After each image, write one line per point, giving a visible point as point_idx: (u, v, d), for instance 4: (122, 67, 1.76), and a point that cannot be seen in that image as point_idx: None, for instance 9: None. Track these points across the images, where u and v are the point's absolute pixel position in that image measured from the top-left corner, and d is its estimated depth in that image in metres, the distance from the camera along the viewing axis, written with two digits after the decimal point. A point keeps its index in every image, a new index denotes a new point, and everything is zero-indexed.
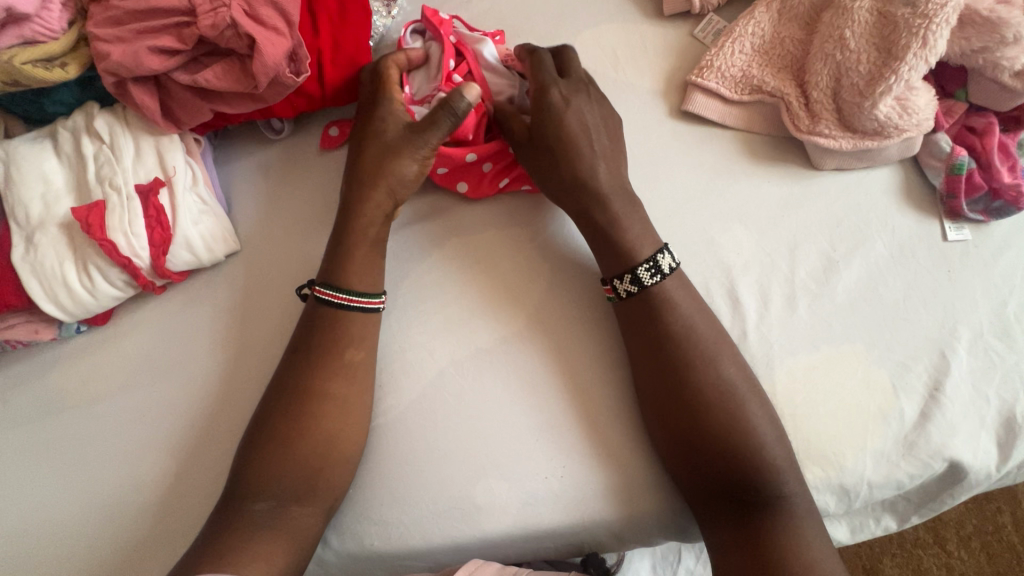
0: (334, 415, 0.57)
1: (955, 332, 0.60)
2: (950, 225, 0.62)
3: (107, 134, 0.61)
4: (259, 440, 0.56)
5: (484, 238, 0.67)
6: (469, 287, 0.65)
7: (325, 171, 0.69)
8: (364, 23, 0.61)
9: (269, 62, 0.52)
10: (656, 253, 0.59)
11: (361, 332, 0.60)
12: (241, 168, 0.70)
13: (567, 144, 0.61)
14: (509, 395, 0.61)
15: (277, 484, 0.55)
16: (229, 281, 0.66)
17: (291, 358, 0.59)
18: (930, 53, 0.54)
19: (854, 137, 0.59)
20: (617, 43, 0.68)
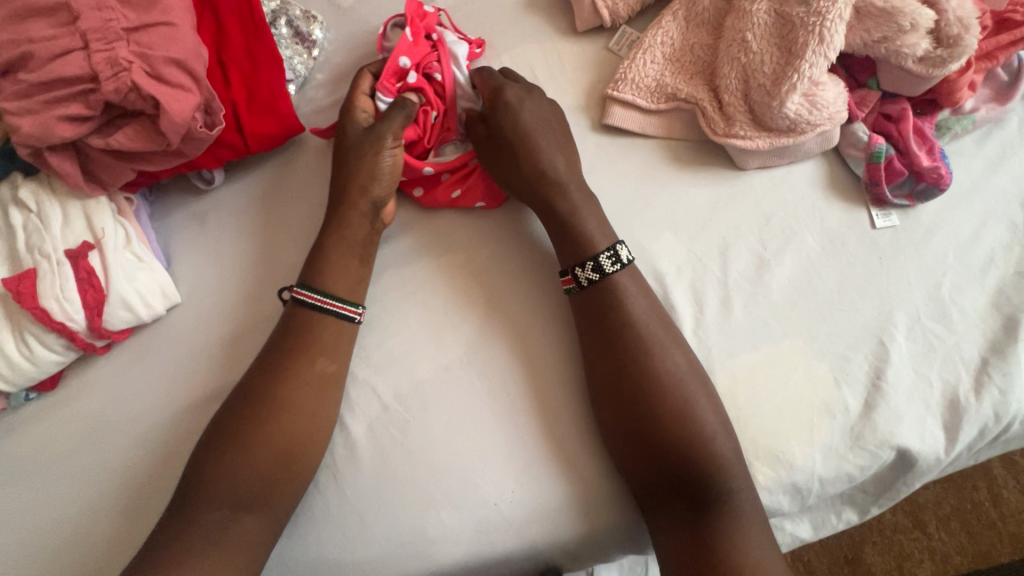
0: (289, 435, 0.57)
1: (892, 318, 0.60)
2: (877, 212, 0.62)
3: (34, 203, 0.62)
4: (203, 467, 0.55)
5: (456, 259, 0.67)
6: (442, 312, 0.65)
7: (269, 211, 0.70)
8: (277, 70, 0.61)
9: (178, 119, 0.53)
10: (616, 244, 0.60)
11: (335, 341, 0.61)
12: (179, 221, 0.71)
13: (526, 139, 0.62)
14: (470, 410, 0.61)
15: (231, 493, 0.54)
16: (177, 330, 0.67)
17: (263, 363, 0.60)
18: (829, 49, 0.57)
19: (770, 134, 0.61)
20: (534, 63, 0.69)
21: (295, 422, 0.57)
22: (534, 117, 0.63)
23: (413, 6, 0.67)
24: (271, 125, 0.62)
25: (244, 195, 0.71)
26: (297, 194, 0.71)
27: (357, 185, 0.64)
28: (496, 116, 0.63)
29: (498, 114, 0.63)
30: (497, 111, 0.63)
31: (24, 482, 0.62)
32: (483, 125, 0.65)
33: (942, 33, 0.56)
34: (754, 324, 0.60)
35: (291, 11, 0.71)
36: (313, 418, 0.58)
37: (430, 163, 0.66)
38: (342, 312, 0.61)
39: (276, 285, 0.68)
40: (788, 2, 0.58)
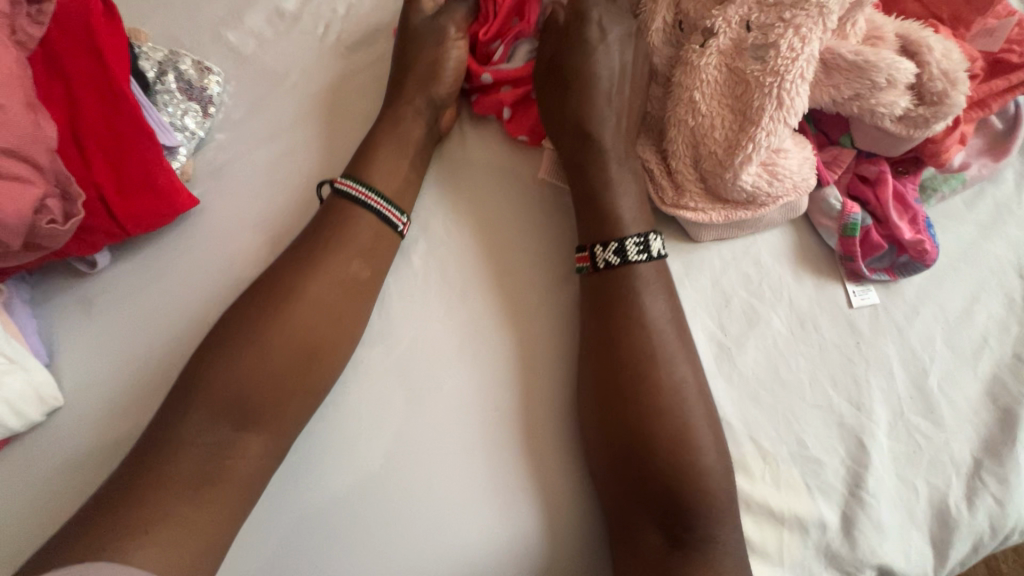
0: (307, 336, 0.50)
1: (871, 414, 0.52)
2: (854, 289, 0.54)
3: None
4: (207, 371, 0.47)
5: (482, 238, 0.57)
6: (462, 300, 0.55)
7: (169, 283, 0.60)
8: (148, 141, 0.52)
9: (17, 217, 0.45)
10: (649, 232, 0.52)
11: (366, 245, 0.54)
12: (63, 308, 0.61)
13: (586, 80, 0.53)
14: (455, 376, 0.53)
15: (237, 398, 0.47)
16: (58, 441, 0.56)
17: (291, 253, 0.53)
18: (789, 113, 0.48)
19: (725, 206, 0.53)
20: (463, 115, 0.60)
21: (314, 330, 0.50)
22: (608, 62, 0.53)
23: None
24: (150, 207, 0.53)
25: (143, 270, 0.61)
26: (197, 267, 0.60)
27: (415, 79, 0.60)
28: (567, 41, 0.54)
29: (570, 44, 0.54)
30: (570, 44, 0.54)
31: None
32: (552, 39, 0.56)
33: (923, 89, 0.47)
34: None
35: (179, 63, 0.62)
36: (337, 321, 0.51)
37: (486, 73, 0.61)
38: (386, 215, 0.55)
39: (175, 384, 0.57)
40: (743, 57, 0.50)
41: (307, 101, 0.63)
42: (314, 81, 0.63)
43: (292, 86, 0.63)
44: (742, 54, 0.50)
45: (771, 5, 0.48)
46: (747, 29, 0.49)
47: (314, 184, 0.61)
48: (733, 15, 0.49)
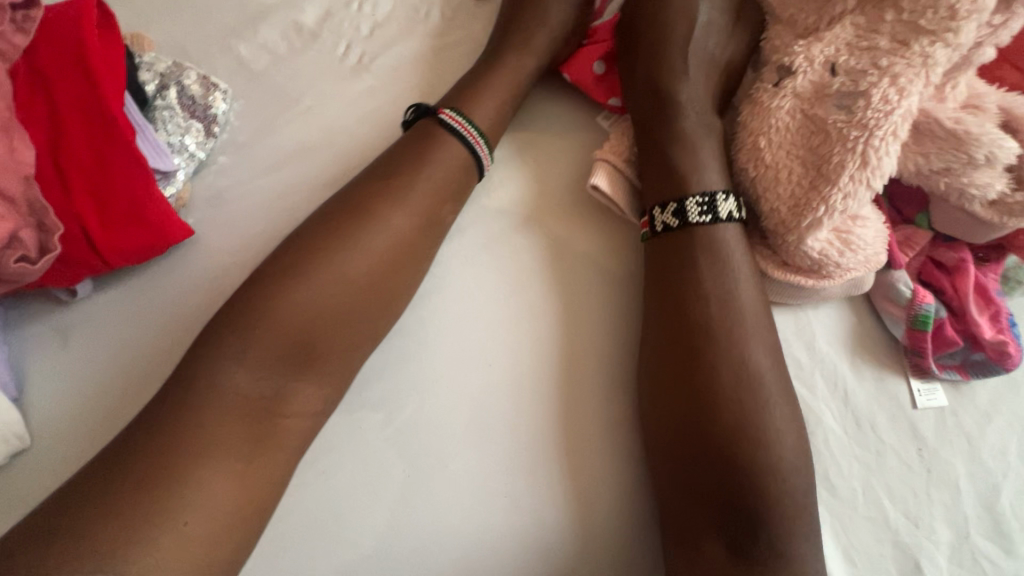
0: (381, 265, 0.46)
1: (931, 534, 0.46)
2: (919, 386, 0.48)
3: None
4: (272, 290, 0.43)
5: (549, 216, 0.54)
6: (519, 282, 0.51)
7: (166, 305, 0.53)
8: (142, 170, 0.46)
9: None
10: (718, 194, 0.47)
11: (449, 178, 0.50)
12: (39, 339, 0.53)
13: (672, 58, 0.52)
14: (501, 360, 0.49)
15: (301, 325, 0.43)
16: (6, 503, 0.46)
17: (371, 174, 0.49)
18: (874, 174, 0.43)
19: (784, 268, 0.47)
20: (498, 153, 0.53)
21: (376, 278, 0.46)
22: (697, 46, 0.52)
23: None
24: (139, 242, 0.47)
25: (138, 296, 0.54)
26: (202, 290, 0.53)
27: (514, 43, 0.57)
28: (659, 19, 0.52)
29: (663, 21, 0.52)
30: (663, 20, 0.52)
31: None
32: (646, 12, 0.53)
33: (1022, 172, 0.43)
34: (806, 541, 0.41)
35: (184, 77, 0.56)
36: (410, 255, 0.48)
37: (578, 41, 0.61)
38: (478, 154, 0.52)
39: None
40: (823, 104, 0.46)
41: (320, 126, 0.57)
42: (330, 105, 0.58)
43: (306, 109, 0.58)
44: (820, 102, 0.46)
45: (864, 49, 0.46)
46: (831, 72, 0.47)
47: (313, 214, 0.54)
48: (817, 55, 0.47)
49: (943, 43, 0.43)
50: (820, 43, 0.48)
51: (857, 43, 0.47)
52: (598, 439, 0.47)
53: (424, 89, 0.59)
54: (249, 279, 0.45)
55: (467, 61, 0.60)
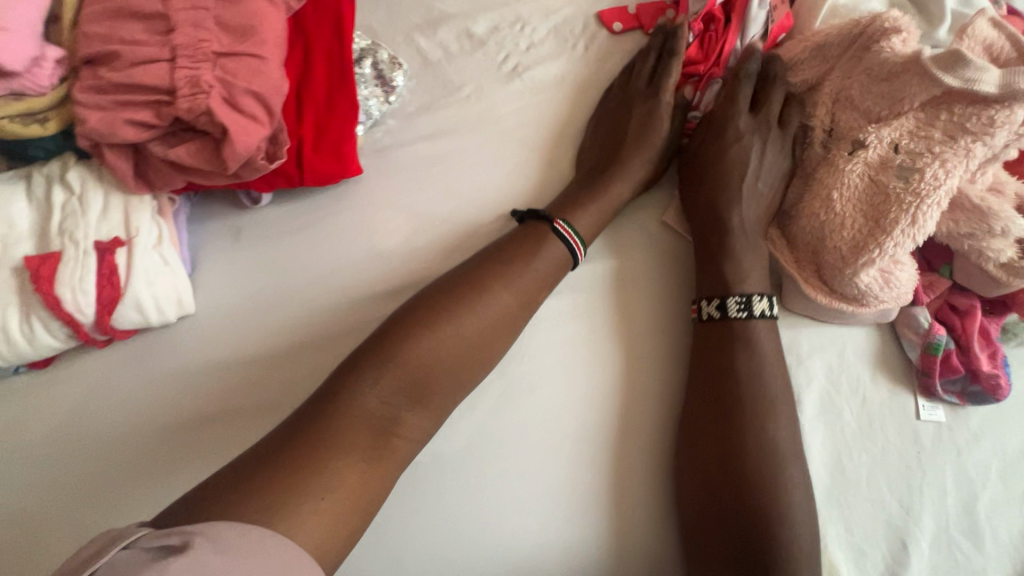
0: (486, 334, 0.55)
1: (918, 522, 0.56)
2: (923, 403, 0.59)
3: (79, 186, 0.61)
4: (399, 345, 0.52)
5: (633, 297, 0.62)
6: (604, 354, 0.59)
7: (319, 227, 0.68)
8: (351, 114, 0.60)
9: (241, 150, 0.52)
10: (753, 295, 0.59)
11: (552, 268, 0.60)
12: (211, 232, 0.69)
13: (726, 194, 0.62)
14: (571, 421, 0.57)
15: (418, 376, 0.52)
16: (193, 344, 0.64)
17: (487, 256, 0.59)
18: (918, 232, 0.53)
19: (832, 295, 0.57)
20: (608, 184, 0.64)
21: (481, 340, 0.55)
22: (751, 192, 0.63)
23: None
24: (328, 170, 0.60)
25: (305, 215, 0.69)
26: (350, 218, 0.68)
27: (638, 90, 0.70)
28: (721, 168, 0.63)
29: (724, 170, 0.63)
30: (720, 170, 0.63)
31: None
32: (710, 160, 0.64)
33: None
34: (807, 507, 0.53)
35: (379, 54, 0.71)
36: (509, 325, 0.57)
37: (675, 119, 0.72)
38: (574, 251, 0.61)
39: (311, 321, 0.64)
40: (886, 173, 0.56)
41: (474, 112, 0.71)
42: (484, 97, 0.71)
43: (464, 97, 0.71)
44: (885, 170, 0.56)
45: (921, 137, 0.55)
46: (894, 151, 0.56)
47: (457, 181, 0.68)
48: (885, 136, 0.56)
49: (981, 143, 0.53)
50: (889, 125, 0.56)
51: (918, 130, 0.55)
52: (656, 410, 0.58)
53: (556, 97, 0.72)
54: (379, 330, 0.53)
55: (602, 79, 0.72)
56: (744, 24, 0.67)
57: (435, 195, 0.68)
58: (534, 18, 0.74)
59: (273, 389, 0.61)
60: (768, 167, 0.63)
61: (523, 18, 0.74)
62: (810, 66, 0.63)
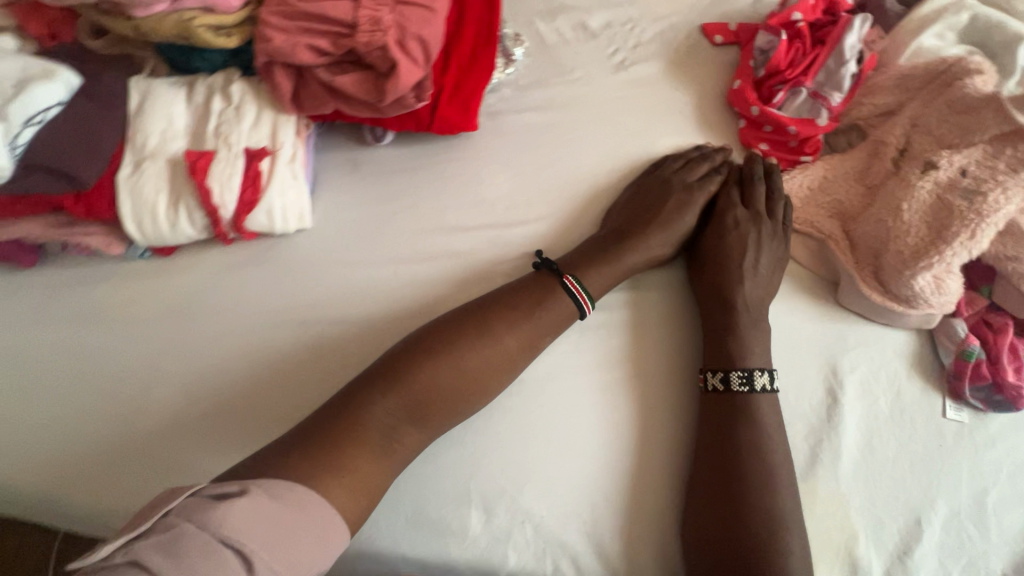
0: (487, 370, 0.60)
1: (933, 504, 0.63)
2: (950, 404, 0.66)
3: (237, 98, 0.69)
4: (407, 370, 0.58)
5: (640, 340, 0.67)
6: (607, 387, 0.65)
7: (430, 173, 0.76)
8: (487, 74, 0.68)
9: (402, 87, 0.61)
10: (754, 369, 0.63)
11: (559, 315, 0.64)
12: (333, 160, 0.77)
13: (728, 270, 0.67)
14: (573, 435, 0.63)
15: (422, 398, 0.58)
16: (310, 256, 0.73)
17: (499, 297, 0.64)
18: (974, 245, 0.60)
19: (886, 296, 0.65)
20: (625, 251, 0.68)
21: (482, 373, 0.60)
22: (753, 274, 0.67)
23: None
24: (454, 120, 0.69)
25: (419, 159, 0.77)
26: (460, 169, 0.76)
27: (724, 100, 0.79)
28: (726, 250, 0.68)
29: (729, 253, 0.68)
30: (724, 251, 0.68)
31: (129, 335, 0.71)
32: (717, 242, 0.69)
33: None
34: None
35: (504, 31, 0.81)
36: (509, 362, 0.62)
37: (760, 104, 0.72)
38: (580, 303, 0.65)
39: (414, 253, 0.72)
40: (952, 193, 0.62)
41: (579, 94, 0.79)
42: (590, 82, 0.80)
43: (573, 79, 0.80)
44: (952, 189, 0.62)
45: (988, 166, 0.62)
46: (961, 175, 0.62)
47: (557, 152, 0.76)
48: (956, 161, 0.63)
49: None
50: (960, 152, 0.63)
51: (986, 159, 0.62)
52: None
53: (655, 90, 0.79)
54: (392, 355, 0.60)
55: (697, 80, 0.80)
56: (839, 45, 0.70)
57: (538, 158, 0.76)
58: (644, 21, 0.83)
59: (376, 303, 0.70)
60: (765, 254, 0.68)
61: (633, 19, 0.83)
62: (884, 95, 0.69)
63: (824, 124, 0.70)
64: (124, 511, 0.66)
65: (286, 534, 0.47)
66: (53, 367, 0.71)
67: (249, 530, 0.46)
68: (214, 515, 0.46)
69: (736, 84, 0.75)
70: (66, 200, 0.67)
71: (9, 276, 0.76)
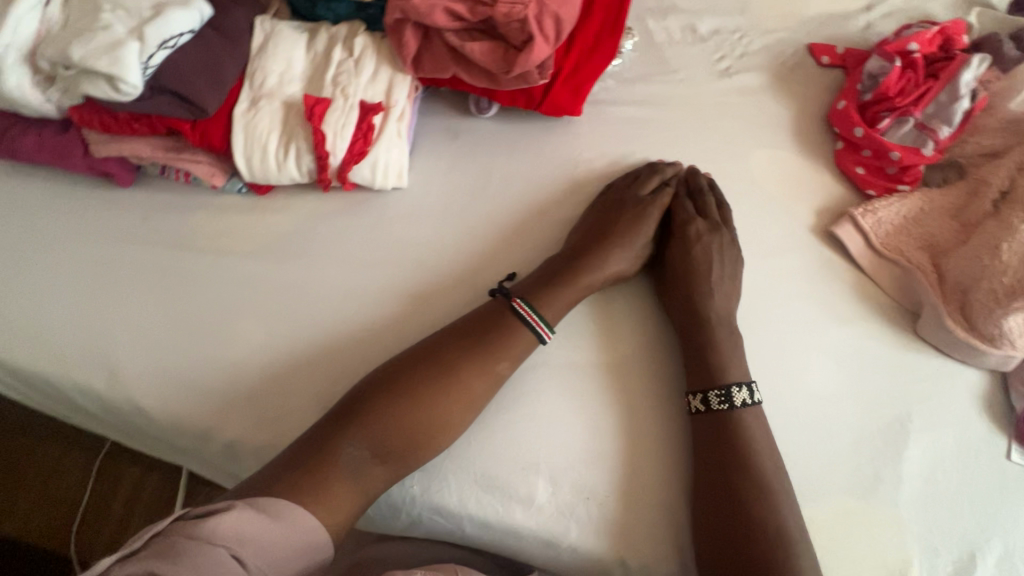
0: (448, 407, 0.60)
1: (990, 543, 0.62)
2: (1017, 448, 0.66)
3: (359, 51, 0.71)
4: (365, 406, 0.58)
5: (616, 351, 0.68)
6: (581, 394, 0.65)
7: (525, 151, 0.77)
8: (605, 62, 0.69)
9: (532, 61, 0.62)
10: (732, 386, 0.63)
11: (519, 346, 0.63)
12: (434, 126, 0.79)
13: (694, 282, 0.68)
14: (564, 434, 0.63)
15: (383, 438, 0.58)
16: (401, 213, 0.74)
17: (454, 332, 0.63)
18: None
19: (969, 331, 0.66)
20: (587, 276, 0.67)
21: (441, 411, 0.59)
22: (721, 291, 0.68)
23: (940, 30, 0.74)
24: (565, 105, 0.70)
25: (516, 136, 0.78)
26: (556, 151, 0.77)
27: (824, 120, 0.79)
28: (691, 266, 0.69)
29: (696, 271, 0.69)
30: (688, 261, 0.69)
31: (214, 265, 0.72)
32: (680, 257, 0.70)
33: None
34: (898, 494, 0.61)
35: None
36: (468, 397, 0.61)
37: (864, 127, 0.73)
38: (538, 330, 0.64)
39: (501, 226, 0.74)
40: None
41: (680, 94, 0.80)
42: (693, 84, 0.80)
43: (677, 79, 0.81)
44: None
45: None
46: None
47: (652, 148, 0.77)
48: None
49: None
50: None
51: None
52: (779, 383, 0.67)
53: (756, 100, 0.80)
54: (355, 391, 0.60)
55: (799, 96, 0.80)
56: (954, 80, 0.71)
57: (633, 151, 0.77)
58: (753, 32, 0.84)
59: (461, 269, 0.71)
60: (727, 266, 0.70)
61: (742, 29, 0.84)
62: (991, 136, 0.70)
63: (928, 155, 0.71)
64: (186, 435, 0.67)
65: (275, 546, 0.51)
66: (134, 283, 0.71)
67: (240, 542, 0.50)
68: (207, 530, 0.49)
69: (840, 104, 0.76)
70: (183, 126, 0.69)
71: (108, 193, 0.78)
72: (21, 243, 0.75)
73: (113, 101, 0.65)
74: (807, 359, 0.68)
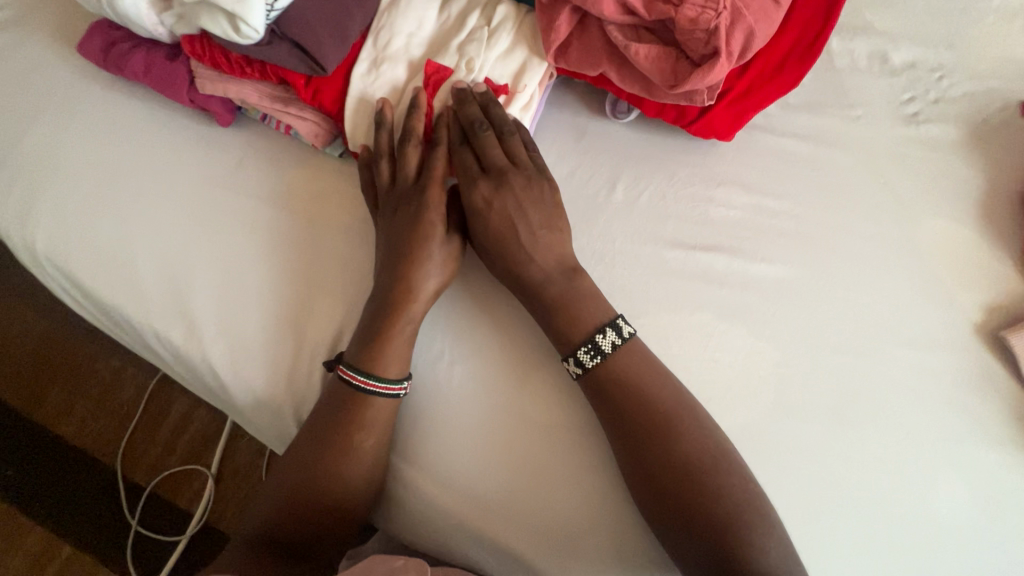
0: (338, 494, 0.56)
1: None
2: None
3: (496, 23, 0.63)
4: (272, 506, 0.56)
5: (474, 337, 0.64)
6: (443, 371, 0.63)
7: (655, 169, 0.68)
8: (785, 90, 0.59)
9: (707, 80, 0.52)
10: (597, 334, 0.57)
11: (379, 419, 0.57)
12: (561, 120, 0.70)
13: (511, 253, 0.59)
14: (451, 397, 0.62)
15: (293, 534, 0.55)
16: None
17: (310, 427, 0.58)
18: None
19: None
20: (404, 313, 0.58)
21: (330, 498, 0.55)
22: (540, 260, 0.59)
23: None
24: (723, 130, 0.61)
25: (649, 148, 0.69)
26: (690, 176, 0.67)
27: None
28: (494, 226, 0.59)
29: (506, 239, 0.59)
30: (488, 220, 0.59)
31: (298, 228, 0.68)
32: (479, 221, 0.59)
33: None
34: None
35: None
36: (351, 479, 0.56)
37: None
38: (380, 391, 0.57)
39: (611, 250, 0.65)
40: None
41: (849, 133, 0.68)
42: (867, 124, 0.69)
43: (851, 116, 0.69)
44: None
45: None
46: None
47: (800, 193, 0.67)
48: None
49: None
50: None
51: None
52: (895, 498, 0.57)
53: (939, 157, 0.67)
54: (262, 495, 0.58)
55: (996, 163, 0.67)
56: None
57: (780, 192, 0.67)
58: (957, 74, 0.70)
59: None
60: (535, 216, 0.60)
61: (945, 68, 0.70)
62: None
63: None
64: (243, 400, 0.65)
65: None
66: (215, 231, 0.68)
67: None
68: None
69: None
70: (298, 80, 0.63)
71: (206, 129, 0.74)
72: (115, 166, 0.72)
73: (231, 42, 0.60)
74: (936, 479, 0.57)
